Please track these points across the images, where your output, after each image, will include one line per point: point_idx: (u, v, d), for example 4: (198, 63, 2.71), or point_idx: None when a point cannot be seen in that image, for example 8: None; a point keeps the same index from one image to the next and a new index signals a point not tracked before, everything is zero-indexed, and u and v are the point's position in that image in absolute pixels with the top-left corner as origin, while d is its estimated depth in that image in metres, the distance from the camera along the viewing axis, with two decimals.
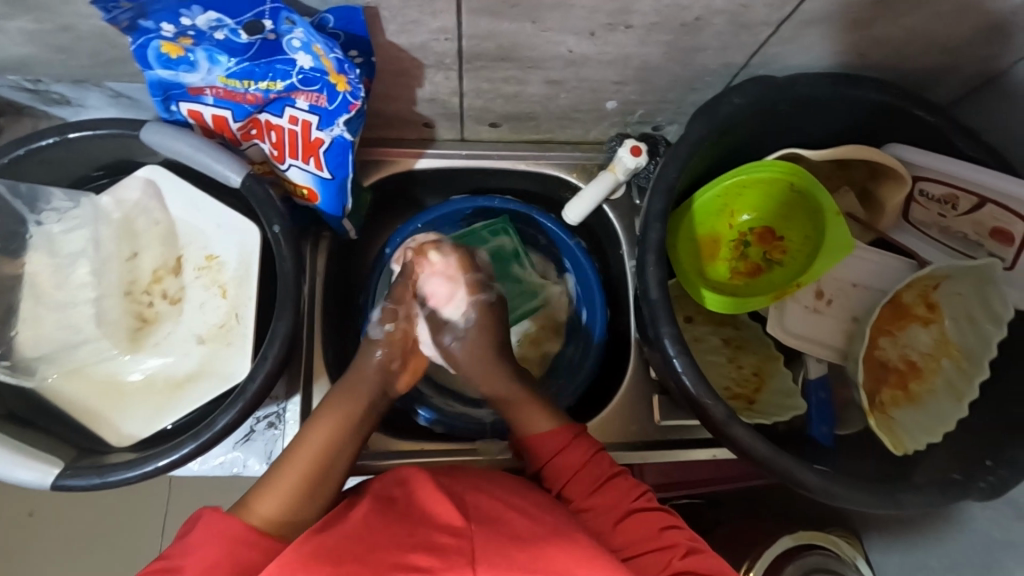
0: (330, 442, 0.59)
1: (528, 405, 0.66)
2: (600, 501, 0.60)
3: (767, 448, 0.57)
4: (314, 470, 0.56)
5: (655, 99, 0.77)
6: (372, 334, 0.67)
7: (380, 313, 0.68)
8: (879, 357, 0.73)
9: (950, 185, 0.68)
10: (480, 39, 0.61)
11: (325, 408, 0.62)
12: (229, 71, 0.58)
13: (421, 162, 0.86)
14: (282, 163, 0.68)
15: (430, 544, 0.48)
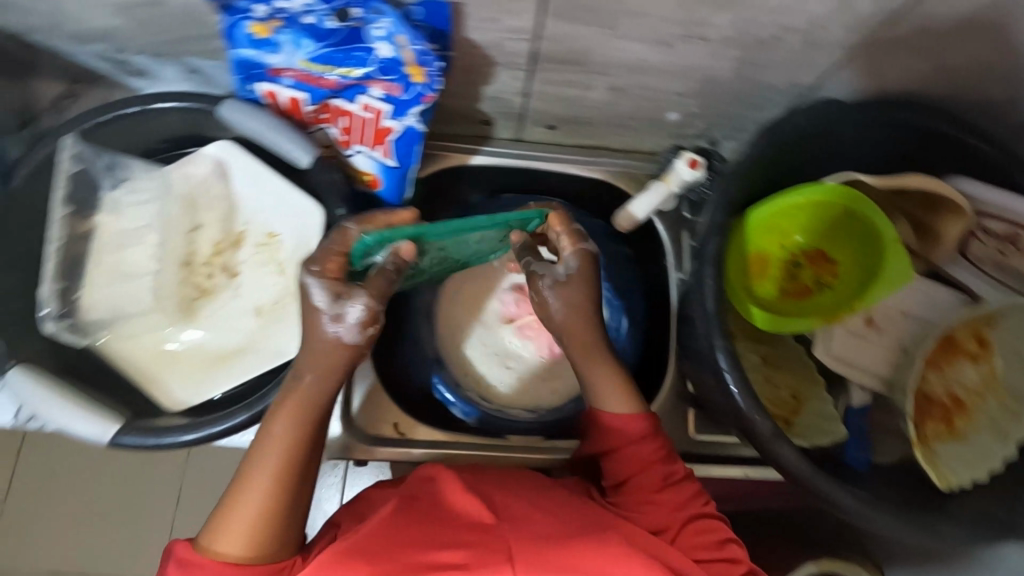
0: (292, 454, 0.51)
1: (610, 383, 0.63)
2: (667, 500, 0.59)
3: (812, 469, 0.57)
4: (272, 506, 0.49)
5: (715, 114, 0.77)
6: (347, 337, 0.53)
7: (359, 315, 0.53)
8: (925, 388, 0.71)
9: (1014, 224, 0.69)
10: (555, 42, 0.62)
11: (275, 429, 0.52)
12: (310, 55, 0.59)
13: (475, 158, 0.87)
14: (347, 149, 0.70)
15: (464, 542, 0.49)
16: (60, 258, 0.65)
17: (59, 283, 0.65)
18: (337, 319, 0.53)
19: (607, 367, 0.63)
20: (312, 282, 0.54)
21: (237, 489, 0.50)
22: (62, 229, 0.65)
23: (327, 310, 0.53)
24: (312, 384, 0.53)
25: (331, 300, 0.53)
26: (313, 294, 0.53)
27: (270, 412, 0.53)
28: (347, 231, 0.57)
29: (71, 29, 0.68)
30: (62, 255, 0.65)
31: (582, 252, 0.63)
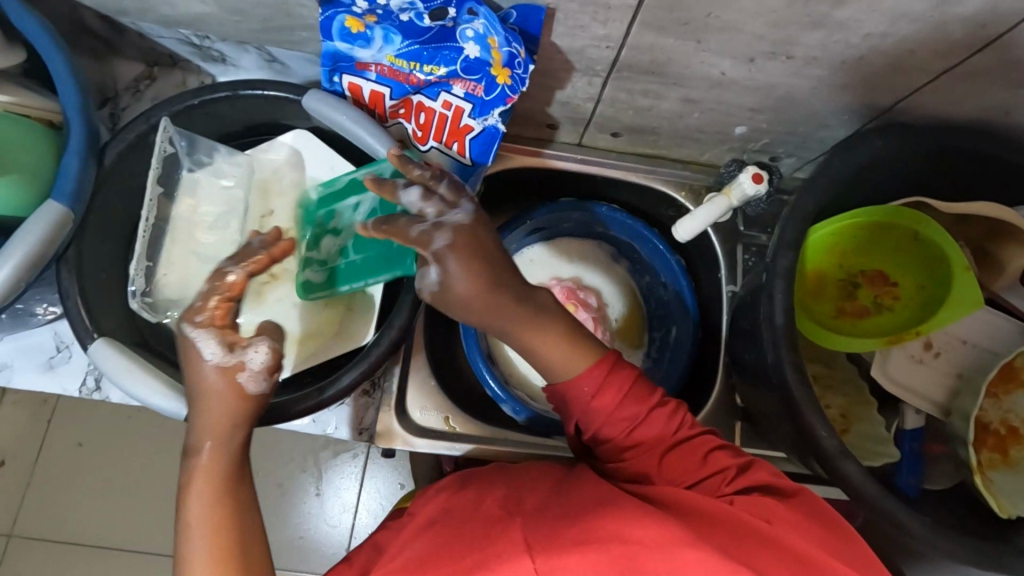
0: (217, 499, 0.52)
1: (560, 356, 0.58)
2: (644, 436, 0.57)
3: (876, 489, 0.58)
4: (224, 569, 0.50)
5: (783, 131, 0.77)
6: (252, 387, 0.55)
7: (263, 360, 0.55)
8: (984, 423, 0.71)
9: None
10: (639, 51, 0.63)
11: (194, 508, 0.52)
12: (399, 51, 0.62)
13: (536, 160, 0.88)
14: (422, 145, 0.71)
15: (492, 535, 0.49)
16: (148, 237, 0.66)
17: (145, 262, 0.66)
18: (243, 367, 0.55)
19: (557, 346, 0.58)
20: (200, 334, 0.54)
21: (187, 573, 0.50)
22: (152, 208, 0.66)
23: (222, 363, 0.54)
24: (210, 454, 0.54)
25: (223, 351, 0.54)
26: (204, 348, 0.54)
27: (182, 494, 0.53)
28: (232, 276, 0.55)
29: (162, 14, 0.70)
30: (149, 236, 0.66)
31: (459, 250, 0.56)
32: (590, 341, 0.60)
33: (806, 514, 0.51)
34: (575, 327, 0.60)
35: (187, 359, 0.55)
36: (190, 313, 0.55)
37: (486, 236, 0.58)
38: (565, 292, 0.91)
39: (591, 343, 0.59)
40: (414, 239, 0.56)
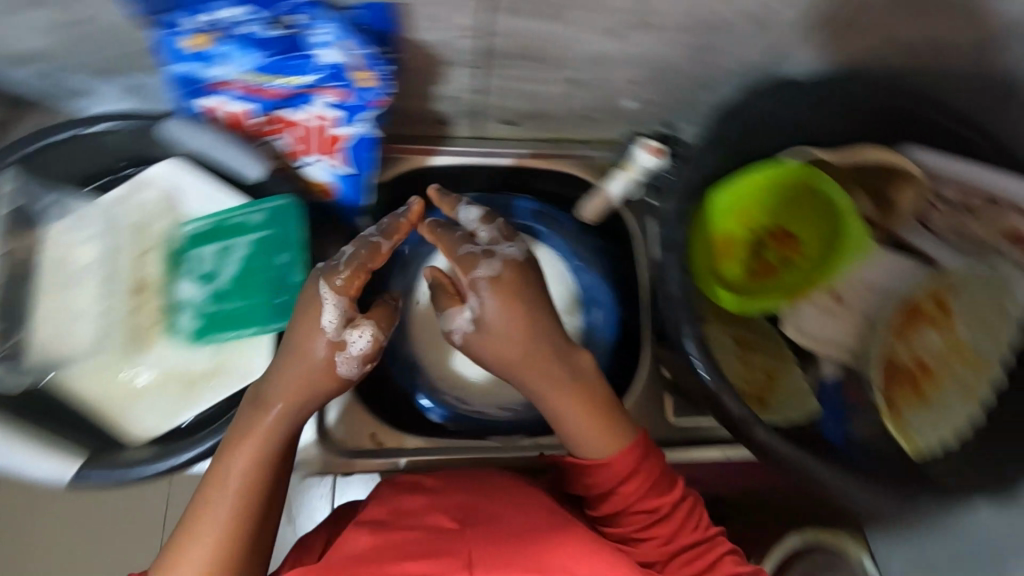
0: (258, 476, 0.53)
1: (568, 390, 0.58)
2: (656, 529, 0.57)
3: (787, 445, 0.58)
4: (227, 550, 0.50)
5: (675, 100, 0.77)
6: (343, 370, 0.56)
7: (363, 347, 0.56)
8: (892, 358, 0.73)
9: (972, 189, 0.68)
10: (507, 38, 0.61)
11: (236, 466, 0.52)
12: (251, 66, 0.58)
13: (434, 159, 0.86)
14: (299, 160, 0.68)
15: (440, 551, 0.49)
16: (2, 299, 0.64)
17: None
18: (342, 349, 0.56)
19: (580, 411, 0.58)
20: (329, 299, 0.56)
21: (178, 549, 0.50)
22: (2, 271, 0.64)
23: (331, 335, 0.55)
24: (277, 416, 0.54)
25: (339, 325, 0.56)
26: (324, 313, 0.55)
27: (228, 445, 0.53)
28: (382, 246, 0.59)
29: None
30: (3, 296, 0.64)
31: (500, 283, 0.58)
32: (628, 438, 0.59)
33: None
34: (604, 404, 0.59)
35: (303, 317, 0.56)
36: (333, 271, 0.57)
37: (532, 276, 0.60)
38: None
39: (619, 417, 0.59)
40: (461, 258, 0.59)
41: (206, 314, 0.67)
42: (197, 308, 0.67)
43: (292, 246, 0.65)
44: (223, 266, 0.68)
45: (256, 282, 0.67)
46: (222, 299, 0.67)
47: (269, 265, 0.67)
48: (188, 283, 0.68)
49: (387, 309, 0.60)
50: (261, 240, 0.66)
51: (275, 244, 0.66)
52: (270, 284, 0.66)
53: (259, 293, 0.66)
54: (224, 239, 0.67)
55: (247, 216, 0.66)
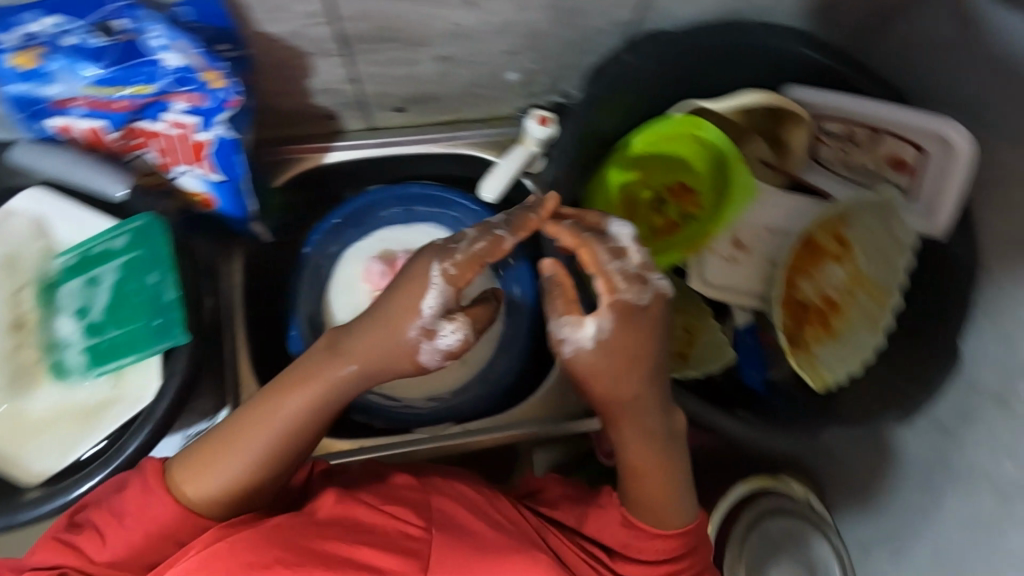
0: (294, 439, 0.54)
1: (626, 415, 0.56)
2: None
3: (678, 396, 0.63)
4: (241, 485, 0.53)
5: (554, 67, 0.75)
6: (427, 359, 0.55)
7: (452, 344, 0.54)
8: (793, 295, 0.74)
9: (848, 121, 0.70)
10: (356, 20, 0.60)
11: (288, 408, 0.53)
12: (90, 80, 0.55)
13: (329, 156, 0.83)
14: (171, 171, 0.65)
15: (401, 548, 0.53)
16: None
17: None
18: (431, 338, 0.54)
19: (649, 457, 0.58)
20: (437, 282, 0.53)
21: (209, 456, 0.53)
22: None
23: (426, 319, 0.53)
24: (352, 374, 0.54)
25: (436, 313, 0.53)
26: (426, 295, 0.53)
27: (282, 388, 0.54)
28: (506, 243, 0.55)
29: None
30: None
31: (619, 311, 0.53)
32: (686, 498, 0.60)
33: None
34: (674, 466, 0.59)
35: (404, 288, 0.54)
36: (450, 253, 0.54)
37: (660, 313, 0.54)
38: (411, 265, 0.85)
39: (681, 470, 0.60)
40: (608, 273, 0.54)
41: (89, 349, 0.64)
42: (78, 345, 0.65)
43: (159, 263, 0.62)
44: (95, 297, 0.65)
45: (129, 307, 0.63)
46: (101, 331, 0.64)
47: (141, 287, 0.63)
48: (65, 320, 0.65)
49: (489, 305, 0.57)
50: (127, 262, 0.62)
51: (143, 264, 0.62)
52: (143, 306, 0.62)
53: (134, 318, 0.62)
54: (91, 269, 0.64)
55: (110, 241, 0.63)
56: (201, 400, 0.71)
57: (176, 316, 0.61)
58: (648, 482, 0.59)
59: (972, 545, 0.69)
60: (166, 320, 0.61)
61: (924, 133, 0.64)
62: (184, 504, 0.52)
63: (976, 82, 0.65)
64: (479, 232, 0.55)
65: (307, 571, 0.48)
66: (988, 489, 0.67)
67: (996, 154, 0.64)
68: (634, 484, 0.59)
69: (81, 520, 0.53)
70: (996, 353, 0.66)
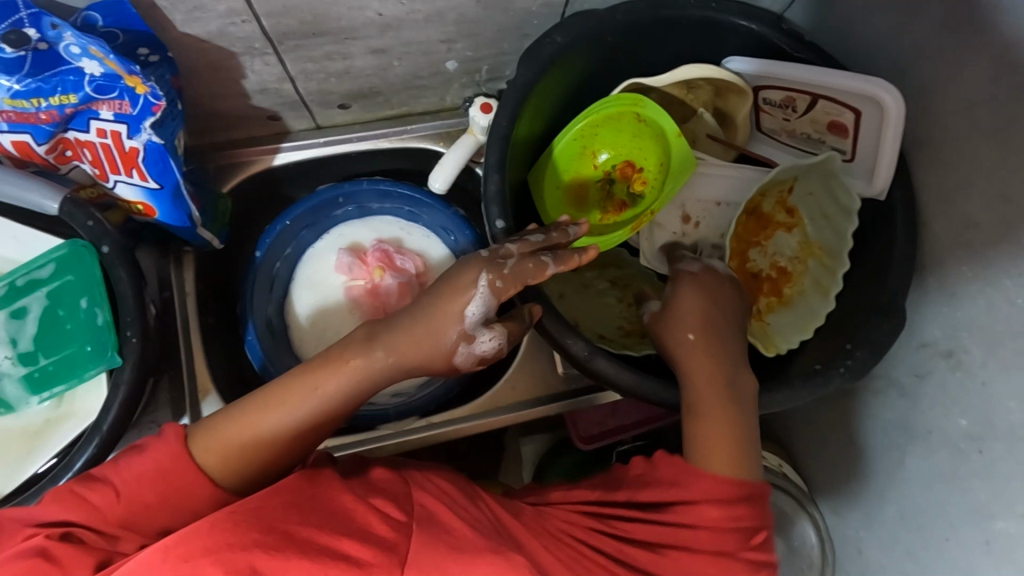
0: (321, 421, 0.53)
1: (708, 384, 0.58)
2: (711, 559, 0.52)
3: (629, 376, 0.62)
4: (257, 458, 0.51)
5: (493, 52, 0.75)
6: (461, 362, 0.56)
7: (487, 347, 0.55)
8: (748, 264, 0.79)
9: (786, 90, 0.72)
10: (278, 16, 0.60)
11: (325, 390, 0.53)
12: (11, 91, 0.53)
13: (277, 157, 0.83)
14: (106, 181, 0.64)
15: (375, 538, 0.46)
16: None
17: None
18: (469, 343, 0.55)
19: (720, 415, 0.57)
20: (483, 291, 0.53)
21: (233, 423, 0.51)
22: None
23: (467, 325, 0.54)
24: (383, 366, 0.54)
25: (479, 320, 0.54)
26: (471, 302, 0.54)
27: (322, 367, 0.53)
28: (548, 267, 0.56)
29: None
30: None
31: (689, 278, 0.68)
32: (749, 460, 0.56)
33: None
34: (750, 433, 0.57)
35: (449, 294, 0.54)
36: (499, 266, 0.54)
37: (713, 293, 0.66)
38: (379, 255, 0.85)
39: (750, 448, 0.56)
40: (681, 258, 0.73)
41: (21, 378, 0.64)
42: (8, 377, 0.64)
43: (89, 288, 0.62)
44: (18, 330, 0.64)
45: (61, 334, 0.64)
46: (32, 360, 0.64)
47: (74, 314, 0.64)
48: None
49: (520, 320, 0.58)
50: (54, 290, 0.63)
51: (75, 289, 0.63)
52: (77, 331, 0.63)
53: (69, 343, 0.63)
54: (17, 301, 0.64)
55: (36, 271, 0.64)
56: (158, 412, 0.71)
57: (109, 338, 0.62)
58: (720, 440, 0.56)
59: (935, 503, 0.69)
60: (99, 343, 0.62)
61: (856, 95, 0.66)
62: (201, 464, 0.50)
63: (909, 43, 0.66)
64: (524, 251, 0.56)
65: (284, 559, 0.43)
66: (944, 447, 0.67)
67: (932, 113, 0.65)
68: (704, 429, 0.56)
69: (101, 473, 0.49)
70: (944, 311, 0.66)
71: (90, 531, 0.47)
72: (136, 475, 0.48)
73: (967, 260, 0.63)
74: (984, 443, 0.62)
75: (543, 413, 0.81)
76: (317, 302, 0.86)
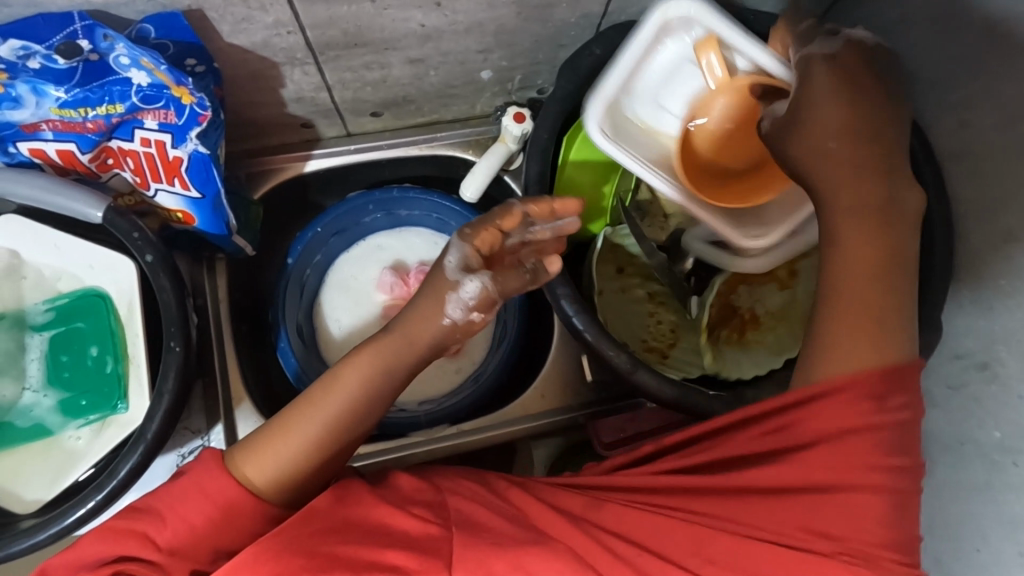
0: (357, 411, 0.52)
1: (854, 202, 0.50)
2: (817, 464, 0.47)
3: (670, 389, 0.64)
4: (303, 459, 0.51)
5: (527, 62, 0.75)
6: (454, 316, 0.54)
7: (477, 290, 0.53)
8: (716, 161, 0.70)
9: None
10: (322, 28, 0.60)
11: (353, 376, 0.52)
12: (60, 101, 0.54)
13: (309, 164, 0.83)
14: (148, 190, 0.64)
15: (419, 544, 0.46)
16: None
17: None
18: (455, 291, 0.53)
19: (866, 267, 0.49)
20: (454, 236, 0.54)
21: (273, 435, 0.51)
22: None
23: (448, 273, 0.53)
24: (402, 343, 0.54)
25: (459, 267, 0.53)
26: (448, 251, 0.53)
27: (348, 359, 0.53)
28: (513, 207, 0.54)
29: None
30: None
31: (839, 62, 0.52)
32: (893, 327, 0.49)
33: (842, 514, 0.46)
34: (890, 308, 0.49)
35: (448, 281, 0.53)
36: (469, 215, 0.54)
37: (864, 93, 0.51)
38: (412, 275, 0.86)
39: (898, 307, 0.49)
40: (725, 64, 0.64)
41: (47, 407, 0.65)
42: (32, 408, 0.65)
43: (102, 337, 0.66)
44: (30, 365, 0.66)
45: (64, 379, 0.66)
46: (45, 393, 0.66)
47: (82, 359, 0.66)
48: (9, 384, 0.65)
49: (520, 272, 0.55)
50: (70, 331, 0.66)
51: (88, 334, 0.66)
52: (81, 376, 0.66)
53: (74, 386, 0.66)
54: (26, 338, 0.67)
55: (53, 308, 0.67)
56: (192, 418, 0.72)
57: (119, 388, 0.64)
58: (857, 286, 0.50)
59: (966, 513, 0.69)
60: (107, 391, 0.65)
61: None
62: (245, 484, 0.49)
63: (945, 57, 0.66)
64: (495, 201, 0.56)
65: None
66: (977, 458, 0.67)
67: (968, 126, 0.66)
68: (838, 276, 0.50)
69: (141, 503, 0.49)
70: (977, 324, 0.67)
71: (143, 561, 0.46)
72: (181, 499, 0.48)
73: (1002, 272, 0.63)
74: (1018, 458, 0.63)
75: (571, 421, 0.82)
76: (350, 306, 0.86)
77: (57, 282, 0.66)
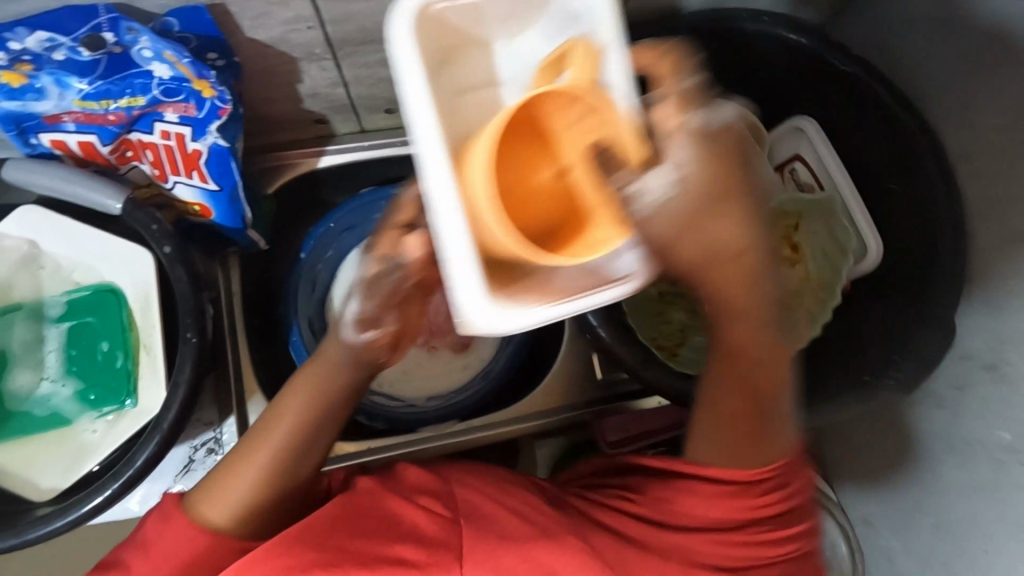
0: (289, 450, 0.48)
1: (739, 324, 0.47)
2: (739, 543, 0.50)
3: (682, 386, 0.64)
4: (252, 501, 0.48)
5: None
6: (348, 338, 0.48)
7: (356, 306, 0.47)
8: (513, 188, 0.44)
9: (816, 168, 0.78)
10: (341, 23, 0.61)
11: (290, 410, 0.48)
12: (82, 93, 0.55)
13: (322, 160, 0.84)
14: (165, 182, 0.65)
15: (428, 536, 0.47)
16: None
17: None
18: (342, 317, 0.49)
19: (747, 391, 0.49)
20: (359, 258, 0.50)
21: (224, 478, 0.48)
22: None
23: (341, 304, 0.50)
24: (327, 374, 0.49)
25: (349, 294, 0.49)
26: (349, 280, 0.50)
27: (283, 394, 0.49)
28: (406, 201, 0.48)
29: None
30: None
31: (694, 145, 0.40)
32: (756, 445, 0.51)
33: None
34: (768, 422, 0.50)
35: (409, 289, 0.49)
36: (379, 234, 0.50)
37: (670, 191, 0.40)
38: None
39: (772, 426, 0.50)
40: None
41: (64, 396, 0.66)
42: (50, 397, 0.66)
43: (111, 332, 0.66)
44: (47, 355, 0.67)
45: (78, 371, 0.66)
46: (61, 383, 0.66)
47: (94, 353, 0.66)
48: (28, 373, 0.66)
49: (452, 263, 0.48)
50: (87, 323, 0.67)
51: (97, 331, 0.66)
52: (91, 370, 0.66)
53: (85, 379, 0.66)
54: (45, 329, 0.67)
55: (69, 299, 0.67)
56: (204, 410, 0.73)
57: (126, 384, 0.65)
58: (728, 390, 0.50)
59: (973, 515, 0.69)
60: (111, 389, 0.65)
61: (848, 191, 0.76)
62: (199, 530, 0.47)
63: (954, 59, 0.67)
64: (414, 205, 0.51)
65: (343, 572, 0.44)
66: (985, 460, 0.67)
67: (978, 128, 0.66)
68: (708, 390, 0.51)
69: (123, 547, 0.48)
70: (985, 325, 0.67)
71: None
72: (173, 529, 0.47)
73: (1011, 273, 0.64)
74: None
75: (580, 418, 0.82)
76: None
77: (75, 273, 0.67)
